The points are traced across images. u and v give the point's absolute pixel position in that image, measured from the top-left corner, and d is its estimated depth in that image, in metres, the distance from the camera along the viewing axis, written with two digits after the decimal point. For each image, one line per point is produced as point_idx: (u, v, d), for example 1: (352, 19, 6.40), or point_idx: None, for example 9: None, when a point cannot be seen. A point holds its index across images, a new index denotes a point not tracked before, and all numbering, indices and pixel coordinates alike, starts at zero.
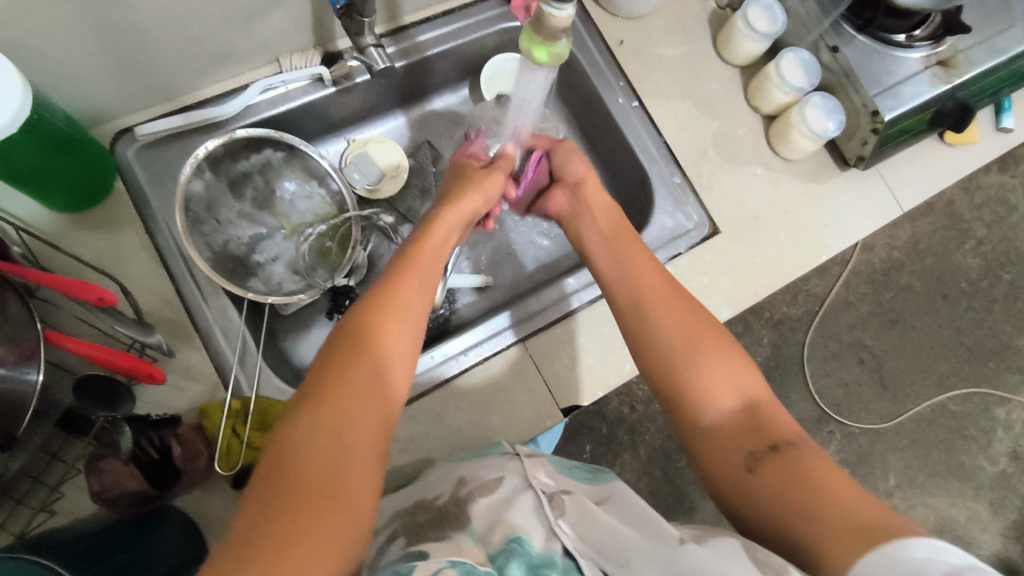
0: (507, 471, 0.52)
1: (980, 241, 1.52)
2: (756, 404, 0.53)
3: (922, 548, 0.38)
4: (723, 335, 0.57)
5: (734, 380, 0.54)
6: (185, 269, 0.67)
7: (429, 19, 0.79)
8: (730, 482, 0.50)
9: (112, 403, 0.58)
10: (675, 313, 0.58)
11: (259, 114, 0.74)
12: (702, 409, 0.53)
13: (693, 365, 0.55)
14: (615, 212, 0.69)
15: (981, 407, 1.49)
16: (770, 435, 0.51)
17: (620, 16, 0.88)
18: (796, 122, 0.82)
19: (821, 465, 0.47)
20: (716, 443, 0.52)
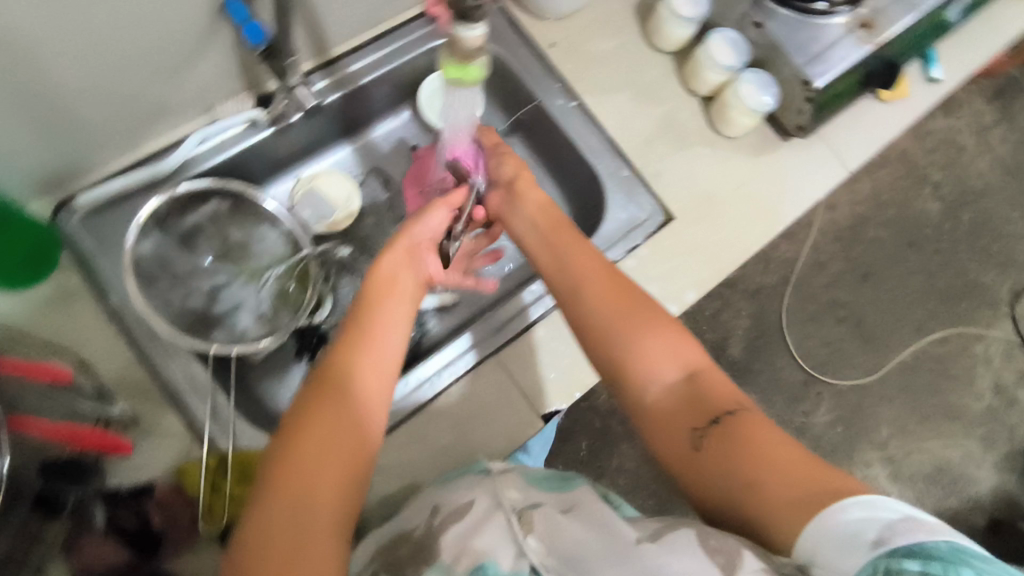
0: (475, 490, 0.52)
1: (937, 184, 1.58)
2: (696, 373, 0.55)
3: (856, 510, 0.42)
4: (661, 310, 0.58)
5: (674, 356, 0.55)
6: (143, 331, 0.66)
7: (359, 47, 0.79)
8: (675, 453, 0.52)
9: (84, 478, 0.58)
10: (609, 295, 0.59)
11: (200, 167, 0.73)
12: (644, 383, 0.55)
13: (633, 340, 0.56)
14: (543, 203, 0.69)
15: (961, 346, 1.51)
16: (711, 405, 0.53)
17: (548, 19, 0.88)
18: (733, 100, 0.83)
19: (761, 434, 0.50)
20: (662, 416, 0.54)
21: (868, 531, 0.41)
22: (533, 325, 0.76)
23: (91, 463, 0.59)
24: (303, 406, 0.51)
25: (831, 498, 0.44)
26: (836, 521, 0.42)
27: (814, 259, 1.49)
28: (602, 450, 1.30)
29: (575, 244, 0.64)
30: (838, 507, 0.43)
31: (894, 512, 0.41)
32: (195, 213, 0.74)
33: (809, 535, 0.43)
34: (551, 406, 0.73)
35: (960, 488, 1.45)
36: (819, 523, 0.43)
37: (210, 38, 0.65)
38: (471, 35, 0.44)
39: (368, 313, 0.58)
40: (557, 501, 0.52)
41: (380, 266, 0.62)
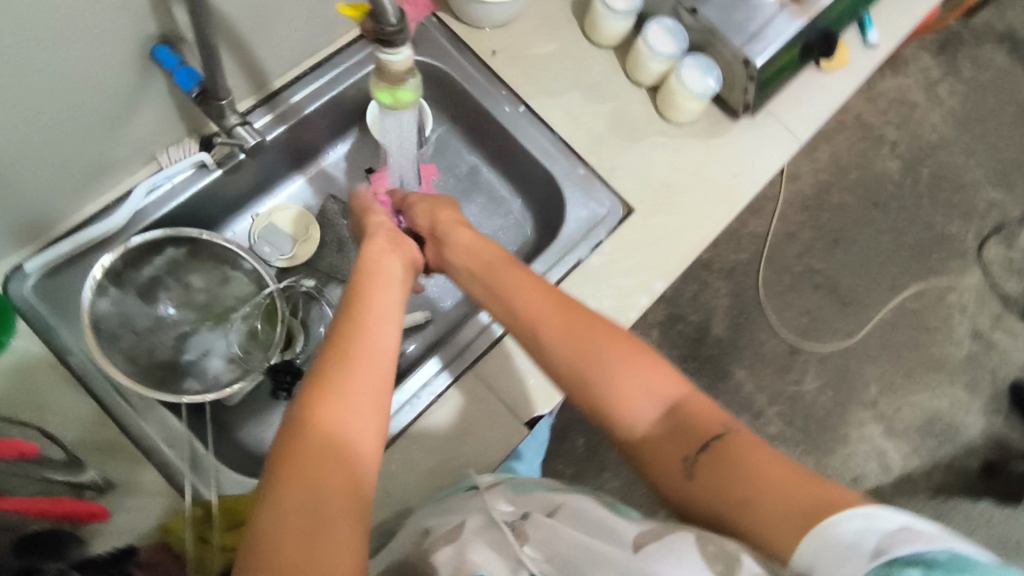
0: (467, 510, 0.52)
1: (894, 143, 1.61)
2: (677, 404, 0.54)
3: (855, 521, 0.40)
4: (627, 337, 0.57)
5: (652, 390, 0.54)
6: (112, 391, 0.65)
7: (298, 78, 0.79)
8: (673, 488, 0.51)
9: (61, 551, 0.54)
10: (570, 331, 0.58)
11: (152, 217, 0.72)
12: (625, 421, 0.54)
13: (606, 375, 0.55)
14: (482, 245, 0.69)
15: (937, 297, 1.53)
16: (698, 432, 0.52)
17: (487, 27, 0.88)
18: (677, 87, 0.84)
19: (749, 453, 0.49)
20: (654, 452, 0.53)
21: (867, 541, 0.39)
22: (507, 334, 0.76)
23: (66, 535, 0.56)
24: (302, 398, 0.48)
25: (822, 512, 0.42)
26: (834, 534, 0.41)
27: (783, 230, 1.52)
28: (599, 446, 1.31)
29: (530, 282, 0.63)
30: (835, 520, 0.41)
31: (892, 522, 0.39)
32: (152, 265, 0.73)
33: (805, 549, 0.41)
34: (535, 411, 0.73)
35: (953, 436, 1.46)
36: (816, 537, 0.41)
37: (143, 87, 0.64)
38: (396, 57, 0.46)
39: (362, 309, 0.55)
40: (542, 506, 0.51)
41: (365, 262, 0.62)
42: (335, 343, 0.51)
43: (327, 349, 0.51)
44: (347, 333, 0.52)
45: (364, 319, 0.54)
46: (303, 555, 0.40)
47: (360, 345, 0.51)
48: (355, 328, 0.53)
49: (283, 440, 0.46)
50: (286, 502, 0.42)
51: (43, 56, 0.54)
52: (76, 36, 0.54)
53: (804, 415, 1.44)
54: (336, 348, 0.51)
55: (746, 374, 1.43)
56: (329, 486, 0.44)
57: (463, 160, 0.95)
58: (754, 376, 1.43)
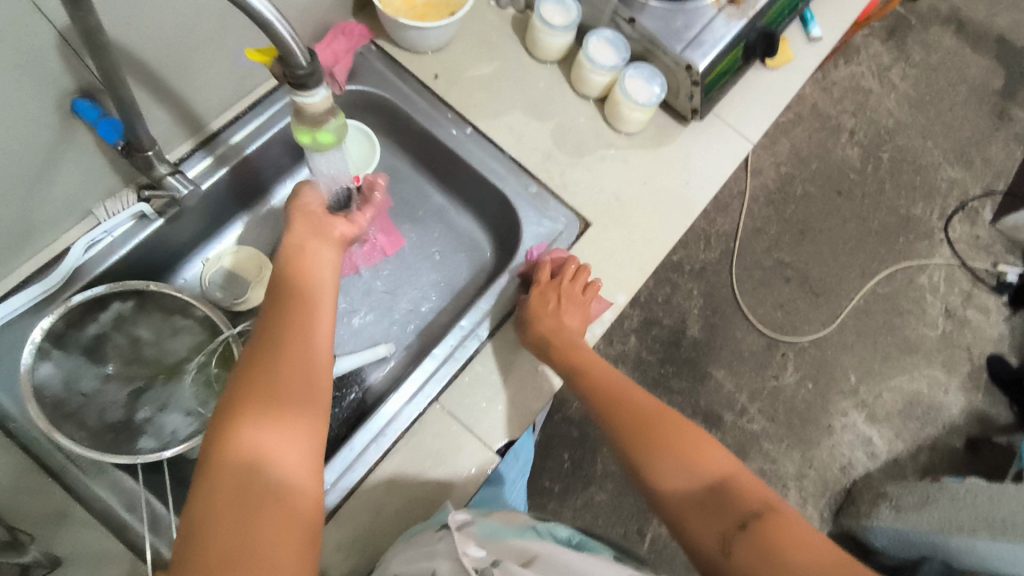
0: (432, 556, 0.51)
1: (853, 131, 1.62)
2: (720, 480, 0.53)
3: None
4: (683, 422, 0.59)
5: (692, 466, 0.55)
6: (60, 457, 0.63)
7: (237, 118, 0.78)
8: (710, 561, 0.50)
9: None
10: (631, 415, 0.61)
11: (92, 273, 0.70)
12: (668, 498, 0.54)
13: (655, 452, 0.57)
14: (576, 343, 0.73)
15: (907, 280, 1.54)
16: (735, 507, 0.51)
17: (428, 51, 0.88)
18: (622, 98, 0.84)
19: (789, 536, 0.47)
20: (691, 524, 0.52)
21: None
22: (471, 360, 0.76)
23: None
24: (238, 388, 0.48)
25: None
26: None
27: (751, 227, 1.53)
28: (585, 459, 1.29)
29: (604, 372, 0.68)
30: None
31: None
32: (98, 323, 0.71)
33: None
34: (506, 439, 0.73)
35: (935, 417, 1.47)
36: None
37: (65, 145, 0.63)
38: (309, 102, 0.47)
39: (298, 299, 0.56)
40: (515, 555, 0.49)
41: (292, 243, 0.63)
42: (270, 333, 0.52)
43: (263, 342, 0.51)
44: (280, 325, 0.53)
45: (303, 313, 0.55)
46: (240, 552, 0.41)
47: (295, 333, 0.52)
48: (291, 319, 0.53)
49: (218, 429, 0.46)
50: (224, 490, 0.43)
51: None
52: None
53: (787, 409, 1.43)
54: (271, 338, 0.51)
55: (726, 373, 1.43)
56: (273, 471, 0.45)
57: (416, 186, 0.94)
58: (734, 374, 1.43)
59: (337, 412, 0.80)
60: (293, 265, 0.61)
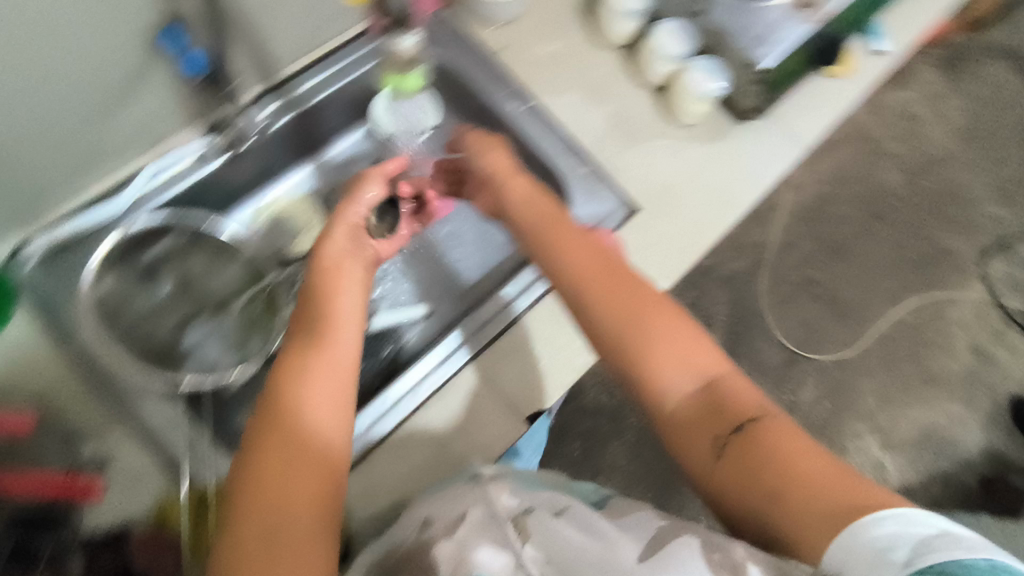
0: (467, 500, 0.52)
1: (895, 155, 1.61)
2: (714, 380, 0.53)
3: (891, 523, 0.41)
4: (673, 312, 0.56)
5: (687, 364, 0.53)
6: (109, 372, 0.65)
7: (308, 67, 0.80)
8: (698, 465, 0.50)
9: (57, 525, 0.59)
10: (616, 298, 0.56)
11: (154, 201, 0.72)
12: (662, 398, 0.52)
13: (646, 347, 0.53)
14: (541, 205, 0.67)
15: (934, 312, 1.53)
16: (732, 412, 0.51)
17: (495, 24, 0.89)
18: (683, 88, 0.84)
19: (786, 444, 0.48)
20: (683, 426, 0.51)
21: (901, 548, 0.40)
22: (512, 325, 0.77)
23: (57, 514, 0.60)
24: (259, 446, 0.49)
25: (854, 514, 0.43)
26: (869, 534, 0.41)
27: (784, 241, 1.53)
28: (594, 450, 1.29)
29: (576, 243, 0.62)
30: (872, 520, 0.42)
31: (929, 528, 0.40)
32: (155, 249, 0.73)
33: (839, 546, 0.42)
34: (539, 408, 0.74)
35: (951, 451, 1.44)
36: (851, 533, 0.42)
37: (147, 71, 0.65)
38: None
39: (323, 287, 0.60)
40: (548, 505, 0.52)
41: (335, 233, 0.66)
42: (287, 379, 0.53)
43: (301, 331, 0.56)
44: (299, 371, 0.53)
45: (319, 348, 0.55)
46: (271, 516, 0.46)
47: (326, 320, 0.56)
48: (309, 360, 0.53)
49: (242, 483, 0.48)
50: (255, 504, 0.47)
51: (34, 27, 0.54)
52: (71, 7, 0.54)
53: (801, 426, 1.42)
54: (307, 328, 0.56)
55: None
56: (298, 451, 0.49)
57: None
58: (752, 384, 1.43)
59: (371, 365, 0.81)
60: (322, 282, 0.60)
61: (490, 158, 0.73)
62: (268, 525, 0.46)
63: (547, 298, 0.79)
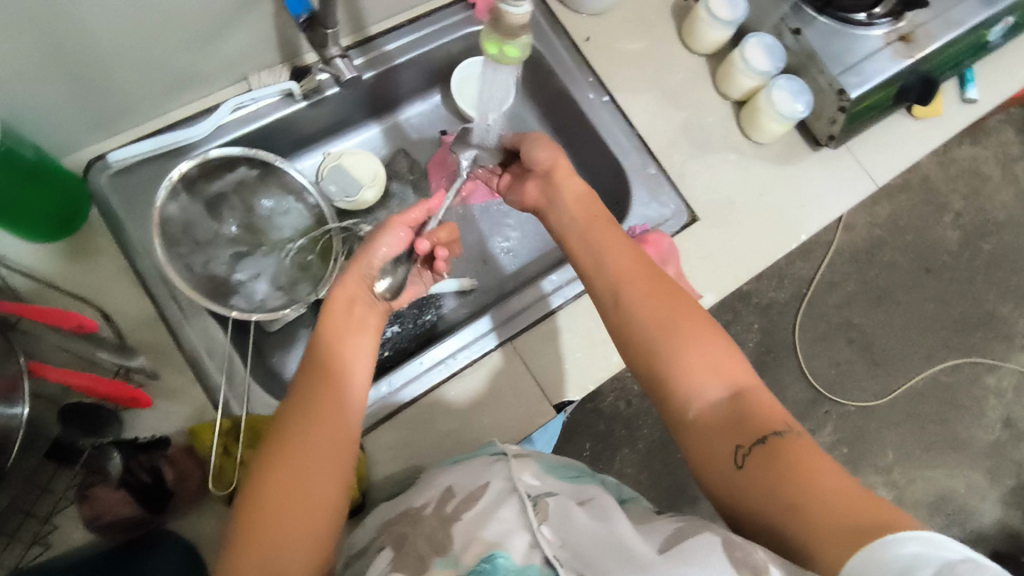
0: (490, 473, 0.52)
1: (958, 214, 1.45)
2: (743, 391, 0.51)
3: (915, 543, 0.39)
4: (706, 318, 0.54)
5: (716, 372, 0.51)
6: (166, 291, 0.67)
7: (397, 27, 0.81)
8: (717, 474, 0.49)
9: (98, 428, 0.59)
10: (653, 299, 0.55)
11: (231, 133, 0.74)
12: (687, 402, 0.51)
13: (677, 351, 0.52)
14: (589, 198, 0.64)
15: (972, 376, 1.39)
16: (756, 423, 0.49)
17: (583, 13, 0.89)
18: (764, 105, 0.83)
19: (809, 461, 0.46)
20: (705, 433, 0.50)
21: (924, 569, 0.37)
22: (554, 312, 0.77)
23: (107, 412, 0.60)
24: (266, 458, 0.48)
25: (878, 531, 0.40)
26: (891, 551, 0.39)
27: (827, 279, 1.32)
28: (604, 455, 1.11)
29: (619, 243, 0.60)
30: (894, 539, 0.39)
31: (954, 553, 0.38)
32: (222, 181, 0.75)
33: (857, 564, 0.40)
34: (566, 397, 0.74)
35: (964, 520, 1.37)
36: (871, 551, 0.39)
37: (247, 9, 0.66)
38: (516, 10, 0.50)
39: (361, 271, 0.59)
40: (571, 492, 0.51)
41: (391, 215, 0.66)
42: (303, 394, 0.51)
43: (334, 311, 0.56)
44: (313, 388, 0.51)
45: (335, 367, 0.53)
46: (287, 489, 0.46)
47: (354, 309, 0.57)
48: (326, 379, 0.52)
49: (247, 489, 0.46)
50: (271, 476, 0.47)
51: None
52: None
53: None
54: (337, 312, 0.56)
55: None
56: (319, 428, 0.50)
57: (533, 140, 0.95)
58: None
59: (409, 327, 0.82)
60: (352, 290, 0.58)
61: (545, 152, 0.66)
62: (281, 498, 0.46)
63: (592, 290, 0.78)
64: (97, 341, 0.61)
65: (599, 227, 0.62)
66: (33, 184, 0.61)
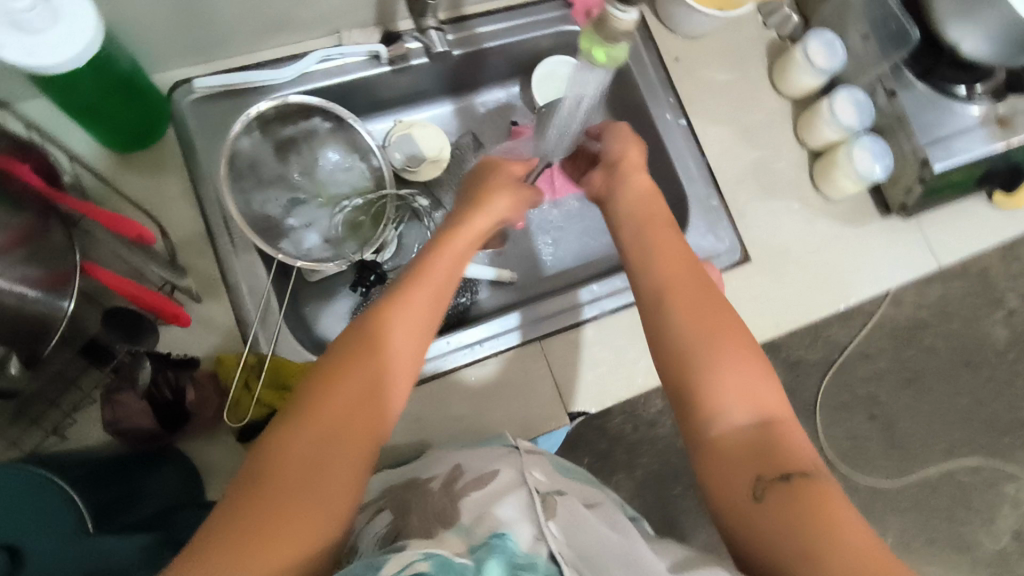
0: (502, 462, 0.52)
1: (1010, 312, 1.29)
2: (773, 422, 0.48)
3: None
4: (749, 340, 0.51)
5: (754, 400, 0.48)
6: (222, 221, 0.69)
7: (492, 12, 0.81)
8: (730, 503, 0.46)
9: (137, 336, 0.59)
10: (705, 309, 0.52)
11: (313, 83, 0.75)
12: (710, 420, 0.48)
13: (715, 369, 0.49)
14: (651, 197, 0.62)
15: (991, 481, 1.32)
16: (782, 459, 0.46)
17: (677, 34, 0.88)
18: (843, 160, 0.81)
19: (833, 510, 0.43)
20: (725, 457, 0.47)
21: None
22: (583, 323, 0.76)
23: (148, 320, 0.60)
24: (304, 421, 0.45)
25: None
26: None
27: (860, 350, 1.23)
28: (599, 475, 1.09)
29: (678, 248, 0.57)
30: None
31: None
32: (296, 127, 0.76)
33: None
34: (580, 407, 0.73)
35: None
36: None
37: None
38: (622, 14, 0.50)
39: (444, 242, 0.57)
40: (580, 495, 0.51)
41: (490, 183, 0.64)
42: (359, 348, 0.48)
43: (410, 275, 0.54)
44: (365, 352, 0.48)
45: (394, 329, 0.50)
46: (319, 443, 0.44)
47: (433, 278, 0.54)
48: (382, 340, 0.49)
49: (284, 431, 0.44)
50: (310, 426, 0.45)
51: None
52: None
53: None
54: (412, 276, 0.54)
55: None
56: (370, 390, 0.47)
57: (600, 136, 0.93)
58: None
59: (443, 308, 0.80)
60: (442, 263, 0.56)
61: (621, 144, 0.66)
62: (311, 451, 0.43)
63: (632, 307, 0.77)
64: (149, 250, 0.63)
65: (654, 226, 0.59)
66: (121, 90, 0.63)
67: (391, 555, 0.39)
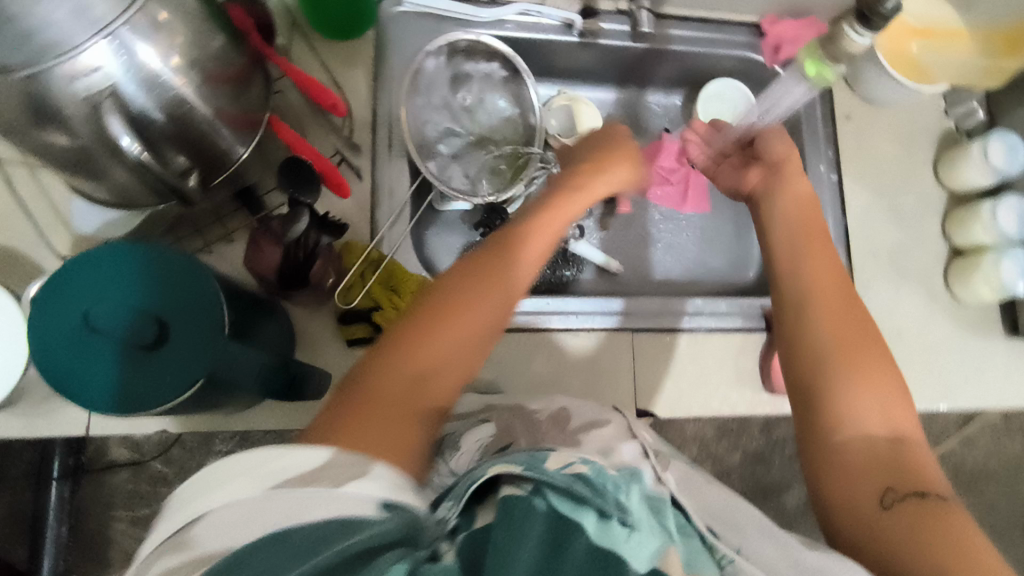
0: (608, 418, 0.57)
1: None
2: (906, 440, 0.50)
3: None
4: (892, 361, 0.53)
5: (889, 415, 0.50)
6: (389, 127, 0.74)
7: (687, 20, 0.84)
8: (854, 507, 0.48)
9: None
10: (849, 323, 0.54)
11: (507, 31, 0.79)
12: (843, 426, 0.50)
13: (852, 380, 0.51)
14: (809, 202, 0.63)
15: None
16: (912, 475, 0.48)
17: (856, 94, 0.88)
18: (986, 268, 0.79)
19: (963, 530, 0.44)
20: (851, 461, 0.49)
21: None
22: (679, 331, 0.77)
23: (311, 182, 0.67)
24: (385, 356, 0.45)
25: None
26: None
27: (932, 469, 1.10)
28: None
29: (833, 269, 0.58)
30: None
31: None
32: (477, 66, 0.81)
33: None
34: (651, 408, 0.74)
35: None
36: None
37: None
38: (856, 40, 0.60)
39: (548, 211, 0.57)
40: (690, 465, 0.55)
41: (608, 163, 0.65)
42: (456, 296, 0.48)
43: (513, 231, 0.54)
44: (465, 303, 0.47)
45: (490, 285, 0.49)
46: (416, 385, 0.44)
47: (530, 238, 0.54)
48: (477, 295, 0.48)
49: (380, 364, 0.44)
50: (407, 367, 0.44)
51: None
52: None
53: None
54: (512, 235, 0.53)
55: None
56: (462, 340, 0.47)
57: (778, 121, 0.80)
58: None
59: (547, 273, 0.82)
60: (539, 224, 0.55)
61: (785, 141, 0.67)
62: (408, 393, 0.43)
63: (729, 332, 0.78)
64: (330, 124, 0.72)
65: (813, 237, 0.61)
66: None
67: (550, 454, 0.43)
